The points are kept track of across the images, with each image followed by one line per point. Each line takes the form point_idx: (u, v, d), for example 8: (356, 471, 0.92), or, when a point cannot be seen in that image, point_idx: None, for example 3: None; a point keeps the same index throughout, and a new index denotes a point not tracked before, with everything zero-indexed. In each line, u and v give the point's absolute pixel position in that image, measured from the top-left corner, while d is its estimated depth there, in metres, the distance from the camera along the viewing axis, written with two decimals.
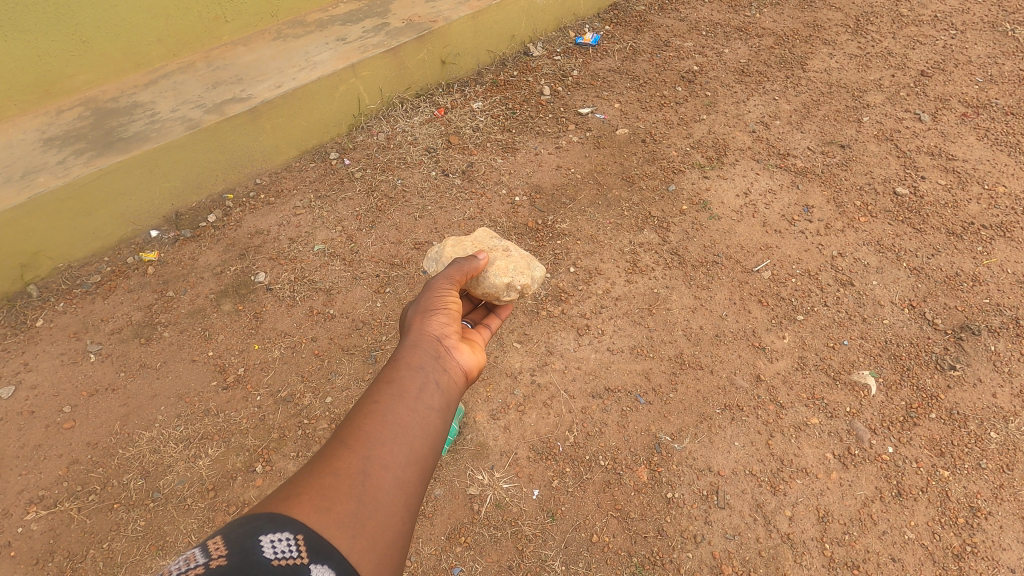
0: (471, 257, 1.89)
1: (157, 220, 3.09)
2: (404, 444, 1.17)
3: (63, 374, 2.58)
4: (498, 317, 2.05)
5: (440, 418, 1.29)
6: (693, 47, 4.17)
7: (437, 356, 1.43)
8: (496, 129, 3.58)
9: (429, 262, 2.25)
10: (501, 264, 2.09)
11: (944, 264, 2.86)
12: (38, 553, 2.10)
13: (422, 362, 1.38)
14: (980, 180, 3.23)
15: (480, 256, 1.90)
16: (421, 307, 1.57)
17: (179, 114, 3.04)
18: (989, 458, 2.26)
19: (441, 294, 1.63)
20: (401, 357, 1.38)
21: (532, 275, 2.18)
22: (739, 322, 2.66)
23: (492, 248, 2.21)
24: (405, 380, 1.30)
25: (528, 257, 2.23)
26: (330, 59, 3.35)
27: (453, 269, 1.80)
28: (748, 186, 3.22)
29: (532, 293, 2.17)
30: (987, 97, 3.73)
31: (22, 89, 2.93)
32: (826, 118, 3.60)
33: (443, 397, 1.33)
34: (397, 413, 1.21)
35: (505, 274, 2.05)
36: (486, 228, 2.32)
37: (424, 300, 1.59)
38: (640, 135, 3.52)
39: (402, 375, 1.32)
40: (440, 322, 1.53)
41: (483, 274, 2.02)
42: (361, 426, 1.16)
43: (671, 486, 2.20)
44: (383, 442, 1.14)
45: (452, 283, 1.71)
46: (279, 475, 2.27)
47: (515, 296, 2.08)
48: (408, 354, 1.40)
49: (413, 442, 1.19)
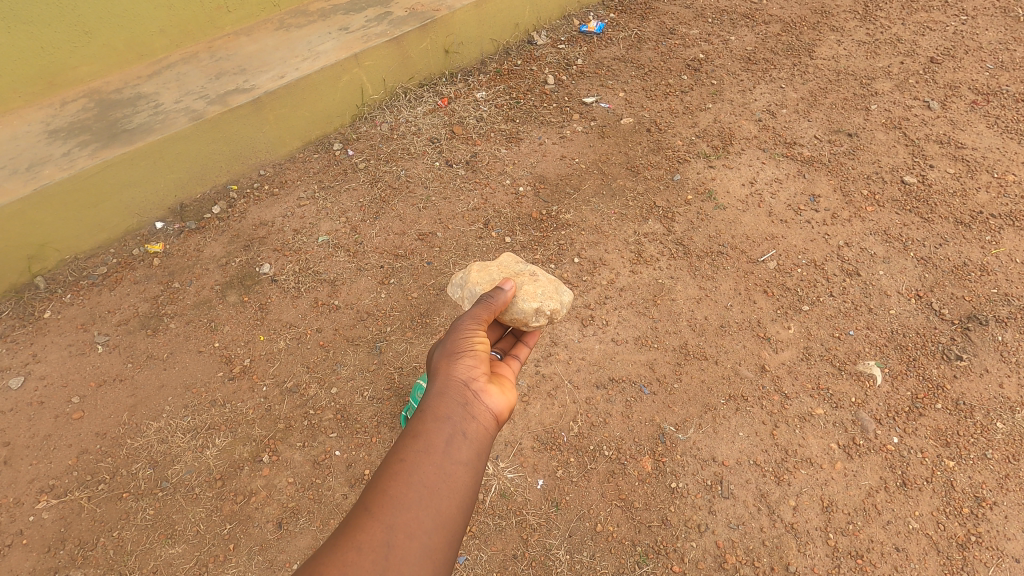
0: (498, 290, 1.88)
1: (162, 212, 3.10)
2: (429, 508, 1.17)
3: (71, 365, 2.60)
4: (526, 345, 2.04)
5: (469, 471, 1.29)
6: (698, 35, 4.13)
7: (464, 403, 1.42)
8: (500, 119, 3.57)
9: (456, 288, 2.27)
10: (529, 288, 2.07)
11: (952, 253, 2.84)
12: (49, 541, 2.13)
13: (449, 412, 1.38)
14: (989, 169, 3.20)
15: (506, 288, 1.89)
16: (447, 349, 1.56)
17: (183, 106, 3.04)
18: (995, 449, 2.25)
19: (468, 334, 1.61)
20: (428, 408, 1.38)
21: (561, 299, 2.13)
22: (744, 312, 2.65)
23: (519, 273, 2.19)
24: (431, 435, 1.31)
25: (556, 281, 2.19)
26: (333, 49, 3.34)
27: (481, 306, 1.78)
28: (755, 175, 3.20)
29: (561, 317, 2.13)
30: (997, 84, 3.67)
31: (25, 81, 2.93)
32: (834, 106, 3.56)
33: (471, 448, 1.33)
34: (422, 474, 1.22)
35: (533, 299, 2.02)
36: (513, 254, 2.31)
37: (451, 341, 1.58)
38: (645, 125, 3.50)
39: (428, 428, 1.32)
40: (467, 365, 1.52)
41: (512, 302, 1.99)
42: (386, 490, 1.17)
43: (675, 476, 2.21)
44: (408, 507, 1.15)
45: (479, 320, 1.69)
46: (286, 465, 2.29)
47: (543, 322, 2.06)
48: (435, 403, 1.40)
49: (439, 503, 1.19)
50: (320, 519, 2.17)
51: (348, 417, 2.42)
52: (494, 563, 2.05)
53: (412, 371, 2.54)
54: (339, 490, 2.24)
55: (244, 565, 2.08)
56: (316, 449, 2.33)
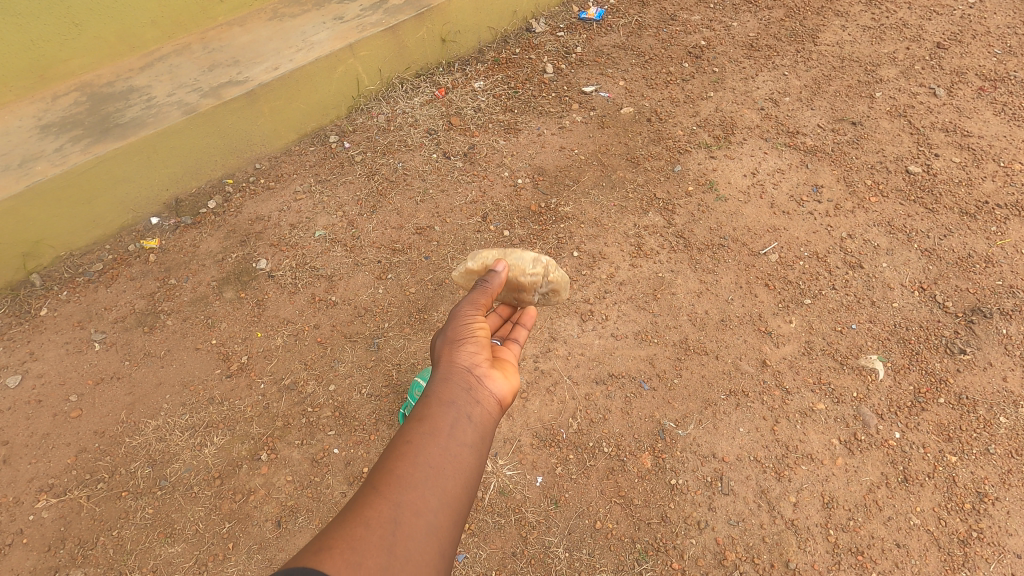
0: (492, 274, 1.82)
1: (157, 207, 3.07)
2: (436, 486, 1.16)
3: (69, 363, 2.59)
4: (523, 326, 1.89)
5: (473, 455, 1.27)
6: (700, 21, 4.05)
7: (467, 388, 1.40)
8: (498, 109, 3.51)
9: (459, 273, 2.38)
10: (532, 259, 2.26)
11: (957, 245, 2.80)
12: (49, 540, 2.13)
13: (453, 397, 1.36)
14: (996, 157, 3.14)
15: (499, 270, 1.83)
16: (448, 337, 1.54)
17: (176, 98, 2.99)
18: (997, 443, 2.23)
19: (468, 321, 1.58)
20: (432, 393, 1.37)
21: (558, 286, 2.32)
22: (745, 306, 2.62)
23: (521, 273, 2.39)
24: (436, 418, 1.29)
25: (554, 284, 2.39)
26: (328, 39, 3.28)
27: (478, 292, 1.73)
28: (757, 165, 3.15)
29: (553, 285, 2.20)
30: (1005, 69, 3.60)
31: (16, 76, 2.88)
32: (837, 93, 3.50)
33: (475, 432, 1.31)
34: (428, 454, 1.20)
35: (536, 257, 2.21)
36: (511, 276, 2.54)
37: (452, 329, 1.55)
38: (645, 114, 3.44)
39: (433, 412, 1.31)
40: (469, 352, 1.50)
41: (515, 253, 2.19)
42: (393, 470, 1.16)
43: (675, 472, 2.20)
44: (414, 486, 1.14)
45: (479, 307, 1.66)
46: (285, 463, 2.28)
47: (539, 272, 2.16)
48: (439, 389, 1.38)
49: (445, 483, 1.18)
50: (319, 518, 2.17)
51: (346, 414, 2.40)
52: (493, 561, 2.05)
53: (411, 367, 2.52)
54: (338, 488, 2.23)
55: (243, 564, 2.08)
56: (314, 447, 2.32)
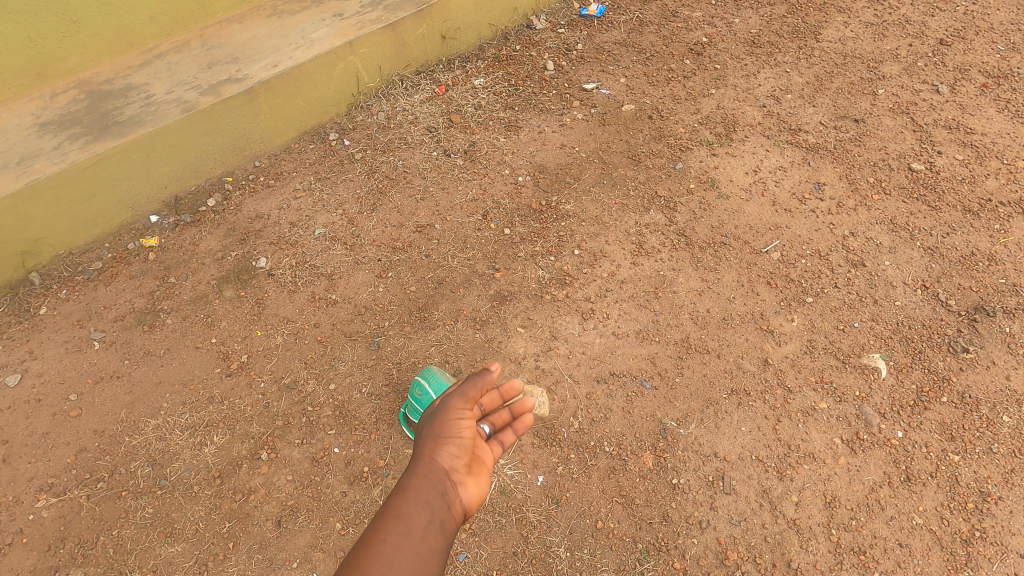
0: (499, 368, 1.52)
1: (157, 205, 3.06)
2: None
3: (68, 362, 2.58)
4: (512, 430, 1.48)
5: None
6: (702, 17, 4.03)
7: (433, 506, 1.21)
8: (498, 107, 3.50)
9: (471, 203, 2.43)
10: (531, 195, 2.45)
11: (960, 243, 2.78)
12: (49, 540, 2.13)
13: (412, 516, 1.18)
14: (999, 155, 3.12)
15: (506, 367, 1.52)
16: (431, 433, 1.35)
17: (175, 96, 2.98)
18: (1000, 443, 2.22)
19: (457, 418, 1.38)
20: (392, 507, 1.19)
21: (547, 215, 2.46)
22: (747, 305, 2.61)
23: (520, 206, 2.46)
24: (386, 543, 1.12)
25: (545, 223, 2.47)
26: (328, 36, 3.26)
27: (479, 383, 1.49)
28: (759, 163, 3.13)
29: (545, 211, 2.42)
30: (1009, 66, 3.58)
31: (14, 74, 2.86)
32: (840, 90, 3.48)
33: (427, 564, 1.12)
34: None
35: None
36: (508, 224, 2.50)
37: (436, 425, 1.37)
38: (647, 112, 3.42)
39: (385, 536, 1.13)
40: (447, 458, 1.31)
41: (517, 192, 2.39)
42: None
43: (676, 472, 2.19)
44: None
45: (477, 398, 1.44)
46: (285, 463, 2.28)
47: None
48: (400, 502, 1.20)
49: None
50: (319, 518, 2.16)
51: (346, 413, 2.39)
52: (494, 561, 2.04)
53: (411, 366, 2.51)
54: (338, 488, 2.22)
55: (243, 564, 2.07)
56: (314, 446, 2.31)
